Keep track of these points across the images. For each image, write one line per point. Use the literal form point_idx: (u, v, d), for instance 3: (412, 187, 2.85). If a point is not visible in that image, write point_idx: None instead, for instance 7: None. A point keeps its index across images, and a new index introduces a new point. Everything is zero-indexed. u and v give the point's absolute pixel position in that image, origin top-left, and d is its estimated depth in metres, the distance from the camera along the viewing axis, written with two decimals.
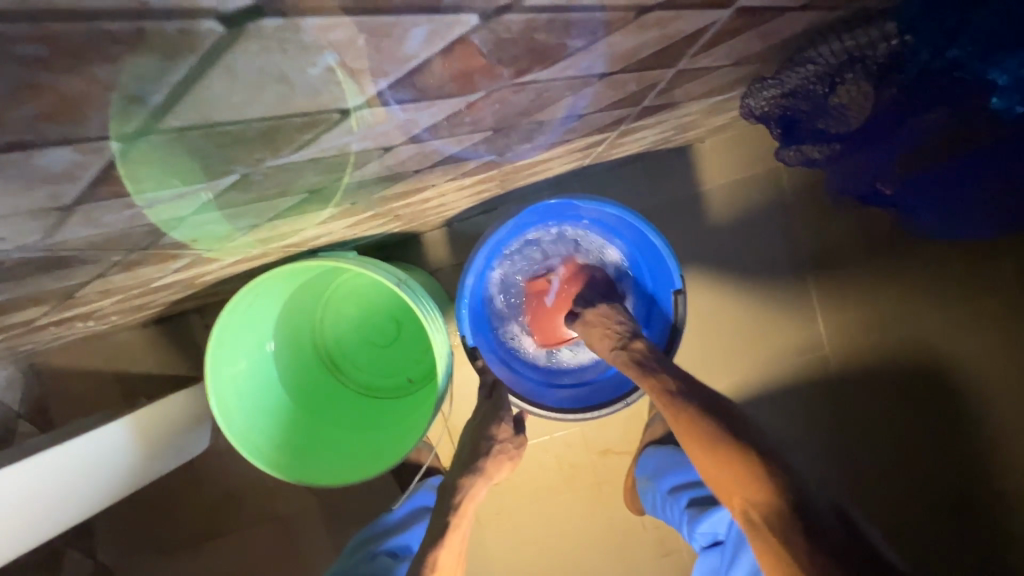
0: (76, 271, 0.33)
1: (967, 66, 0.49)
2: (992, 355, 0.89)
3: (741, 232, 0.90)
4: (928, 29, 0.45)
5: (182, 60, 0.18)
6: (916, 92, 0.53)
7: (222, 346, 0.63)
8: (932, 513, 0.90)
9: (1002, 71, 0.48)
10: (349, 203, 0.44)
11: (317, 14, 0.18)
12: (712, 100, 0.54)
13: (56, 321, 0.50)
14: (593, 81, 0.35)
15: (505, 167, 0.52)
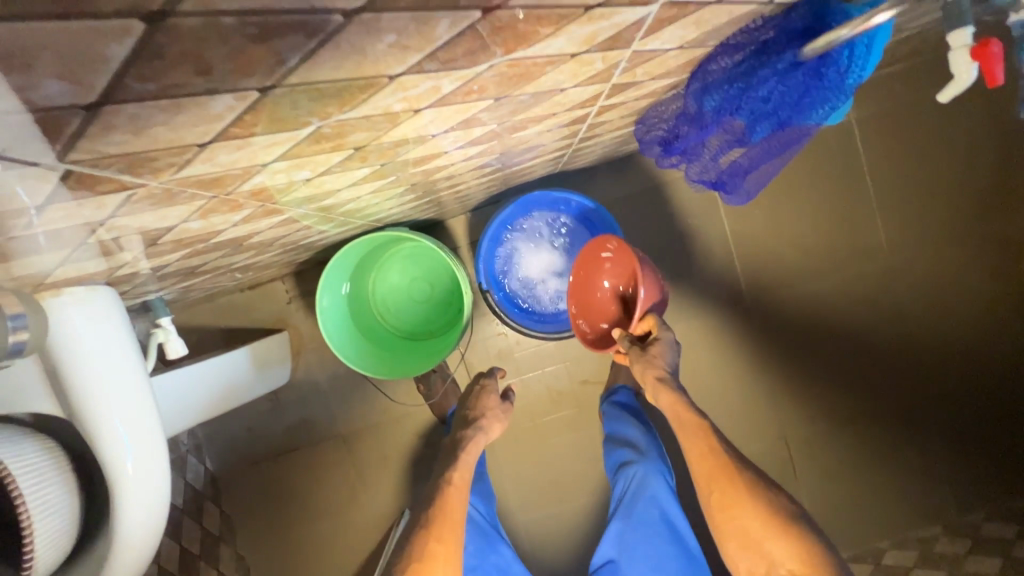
0: (293, 226, 0.65)
1: (746, 108, 0.52)
2: (838, 295, 1.29)
3: (673, 216, 1.27)
4: (707, 95, 0.54)
5: (415, 148, 0.47)
6: (745, 100, 0.51)
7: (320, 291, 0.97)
8: (802, 419, 1.32)
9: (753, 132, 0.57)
10: (421, 194, 0.76)
11: (463, 130, 0.47)
12: None
13: (237, 265, 0.82)
14: (559, 133, 0.66)
15: (507, 173, 0.85)
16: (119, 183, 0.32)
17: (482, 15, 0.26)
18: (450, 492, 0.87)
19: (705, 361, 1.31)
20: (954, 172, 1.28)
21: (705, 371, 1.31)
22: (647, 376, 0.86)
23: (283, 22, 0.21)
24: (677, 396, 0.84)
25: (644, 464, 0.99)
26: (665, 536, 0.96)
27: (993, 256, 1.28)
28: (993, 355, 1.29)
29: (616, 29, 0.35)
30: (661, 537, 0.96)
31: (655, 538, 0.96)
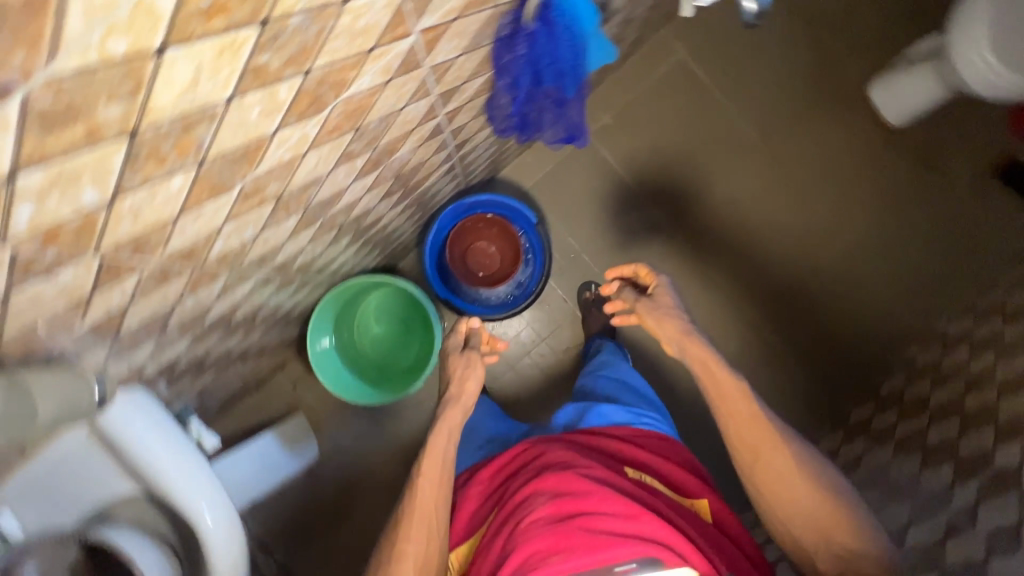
0: (262, 293, 0.82)
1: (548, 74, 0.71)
2: (735, 189, 1.53)
3: (579, 187, 1.49)
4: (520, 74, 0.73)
5: (319, 190, 0.66)
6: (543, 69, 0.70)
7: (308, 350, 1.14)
8: (751, 299, 1.54)
9: (565, 91, 0.76)
10: (355, 237, 0.94)
11: (346, 164, 0.66)
12: None
13: (235, 351, 0.97)
14: (433, 150, 0.86)
15: (419, 199, 1.04)
16: (130, 265, 0.48)
17: (303, 78, 0.44)
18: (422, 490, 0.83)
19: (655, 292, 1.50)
20: (780, 64, 1.52)
21: None
22: (665, 331, 0.96)
23: (194, 119, 0.39)
24: (717, 361, 0.89)
25: (608, 351, 1.22)
26: (625, 384, 1.08)
27: (844, 113, 1.52)
28: (884, 195, 1.52)
29: (401, 57, 0.54)
30: (620, 384, 1.08)
31: (615, 385, 1.08)
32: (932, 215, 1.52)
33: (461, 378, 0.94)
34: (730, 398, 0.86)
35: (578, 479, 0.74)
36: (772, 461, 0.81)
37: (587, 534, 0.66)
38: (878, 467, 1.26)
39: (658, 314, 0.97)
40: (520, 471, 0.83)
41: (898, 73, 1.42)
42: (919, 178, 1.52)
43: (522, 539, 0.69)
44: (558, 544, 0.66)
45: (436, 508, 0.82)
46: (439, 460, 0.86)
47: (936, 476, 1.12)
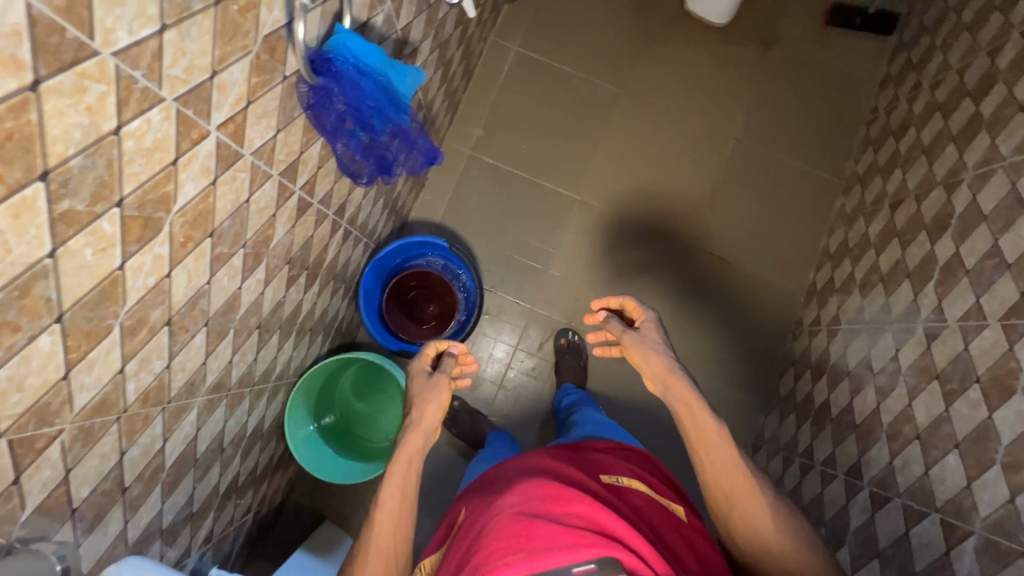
0: (215, 418, 0.84)
1: (367, 114, 0.76)
2: (617, 135, 1.61)
3: (483, 199, 1.56)
4: (345, 122, 0.77)
5: (209, 301, 0.70)
6: (361, 110, 0.75)
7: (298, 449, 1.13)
8: (675, 221, 1.58)
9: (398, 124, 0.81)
10: (284, 331, 0.98)
11: (224, 266, 0.70)
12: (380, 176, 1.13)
13: (223, 485, 0.98)
14: (313, 224, 0.92)
15: (330, 273, 1.09)
16: (44, 436, 0.51)
17: (120, 208, 0.49)
18: (385, 526, 0.83)
19: (593, 258, 1.55)
20: (603, 19, 1.64)
21: (601, 263, 1.55)
22: (652, 369, 0.90)
23: (27, 280, 0.43)
24: (701, 405, 0.85)
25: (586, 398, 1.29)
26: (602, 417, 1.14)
27: (679, 36, 1.64)
28: (746, 83, 1.63)
29: (212, 155, 0.59)
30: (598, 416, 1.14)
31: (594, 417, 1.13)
32: (794, 81, 1.62)
33: (422, 401, 0.93)
34: (709, 442, 0.84)
35: (543, 486, 0.73)
36: (738, 495, 0.82)
37: (547, 532, 0.65)
38: (853, 315, 1.29)
39: (643, 350, 0.92)
40: (491, 485, 0.83)
41: None
42: (766, 58, 1.63)
43: (485, 539, 0.66)
44: (518, 543, 0.64)
45: (392, 544, 0.83)
46: (398, 492, 0.85)
47: (899, 298, 1.16)
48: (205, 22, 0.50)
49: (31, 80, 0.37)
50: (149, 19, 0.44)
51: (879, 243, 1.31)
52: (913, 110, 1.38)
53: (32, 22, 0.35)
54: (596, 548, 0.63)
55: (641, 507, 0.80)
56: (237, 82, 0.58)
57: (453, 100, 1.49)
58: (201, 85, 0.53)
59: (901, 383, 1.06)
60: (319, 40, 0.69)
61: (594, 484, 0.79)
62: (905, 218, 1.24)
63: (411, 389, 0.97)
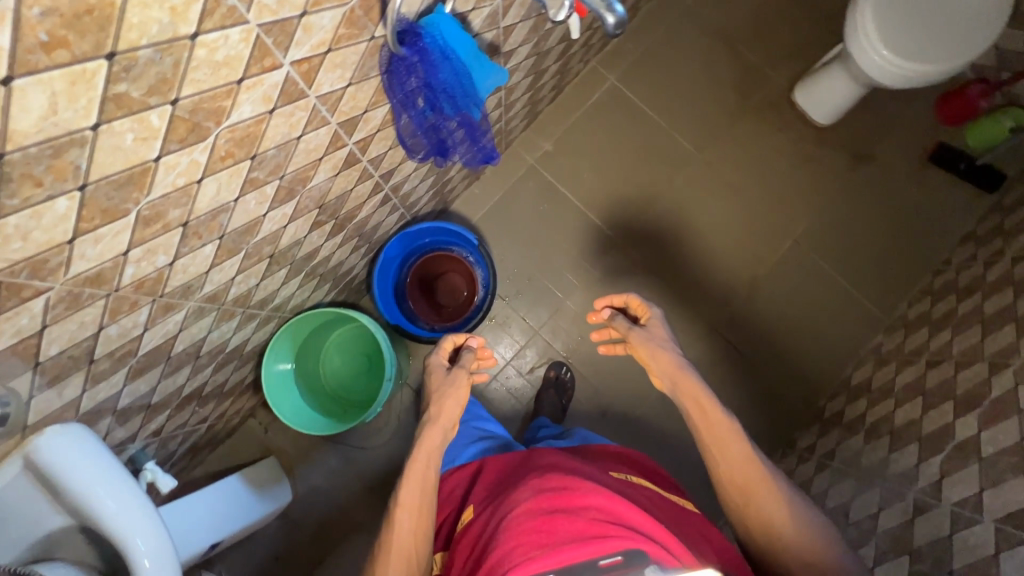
0: (199, 325, 0.86)
1: (442, 94, 0.78)
2: (679, 193, 1.59)
3: (528, 211, 1.56)
4: (417, 95, 0.79)
5: (229, 218, 0.71)
6: (440, 86, 0.77)
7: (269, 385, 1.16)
8: (707, 297, 1.55)
9: (470, 113, 0.84)
10: (294, 269, 1.00)
11: (254, 192, 0.72)
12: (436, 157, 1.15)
13: (187, 389, 1.01)
14: (355, 181, 0.93)
15: (357, 230, 1.11)
16: (33, 288, 0.54)
17: (173, 107, 0.51)
18: (402, 523, 0.82)
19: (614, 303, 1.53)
20: (707, 80, 1.62)
21: None
22: (659, 362, 0.90)
23: (62, 144, 0.45)
24: (706, 396, 0.85)
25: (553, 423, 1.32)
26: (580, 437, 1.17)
27: (774, 121, 1.60)
28: (824, 189, 1.58)
29: (277, 87, 0.61)
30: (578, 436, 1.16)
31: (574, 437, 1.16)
32: (873, 204, 1.57)
33: (441, 396, 0.94)
34: (716, 438, 0.83)
35: (556, 480, 0.75)
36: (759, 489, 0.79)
37: (567, 527, 0.66)
38: (849, 456, 1.23)
39: (649, 344, 0.92)
40: (503, 481, 0.86)
41: (815, 75, 1.53)
42: (853, 172, 1.58)
43: (505, 535, 0.68)
44: (539, 539, 0.66)
45: (414, 543, 0.81)
46: (417, 491, 0.85)
47: (902, 458, 1.10)
48: None
49: None
50: None
51: (901, 395, 1.24)
52: (986, 275, 1.31)
53: None
54: (619, 540, 0.64)
55: (658, 506, 0.81)
56: (325, 27, 0.60)
57: (534, 109, 1.50)
58: (288, 20, 0.55)
59: (872, 544, 1.01)
60: (418, 13, 0.70)
61: (606, 480, 0.81)
62: (937, 379, 1.18)
63: (429, 383, 0.99)
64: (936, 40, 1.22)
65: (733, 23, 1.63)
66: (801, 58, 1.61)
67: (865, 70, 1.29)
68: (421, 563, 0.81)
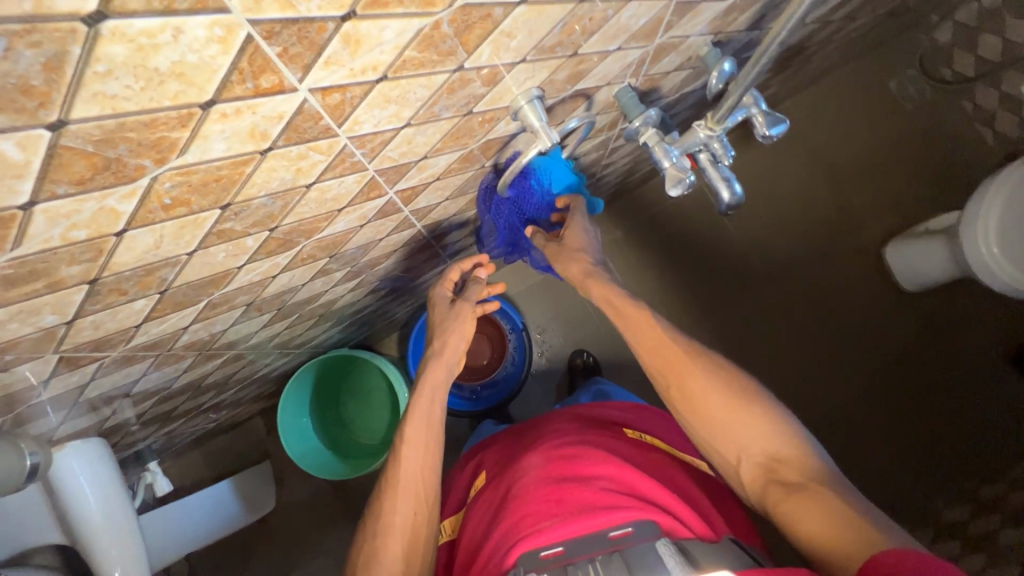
0: (237, 362, 0.87)
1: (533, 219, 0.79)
2: (735, 313, 1.54)
3: None
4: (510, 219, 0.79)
5: (291, 296, 0.71)
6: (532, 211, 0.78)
7: (285, 409, 1.17)
8: None
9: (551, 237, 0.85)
10: (339, 318, 0.99)
11: (324, 275, 0.71)
12: None
13: (206, 402, 1.02)
14: (424, 256, 0.92)
15: (409, 287, 1.10)
16: (90, 357, 0.54)
17: (270, 232, 0.50)
18: (407, 454, 0.79)
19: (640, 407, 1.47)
20: (799, 208, 1.55)
21: None
22: (570, 271, 0.74)
23: (156, 266, 0.44)
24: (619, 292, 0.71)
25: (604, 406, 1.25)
26: None
27: (855, 269, 1.52)
28: (887, 352, 1.49)
29: (375, 209, 0.59)
30: None
31: None
32: (939, 382, 1.46)
33: (444, 331, 0.89)
34: (634, 329, 0.69)
35: (568, 449, 0.74)
36: (686, 374, 0.65)
37: (575, 497, 0.65)
38: None
39: (562, 255, 0.75)
40: (516, 445, 0.87)
41: (915, 237, 1.42)
42: (926, 344, 1.48)
43: (516, 504, 0.68)
44: (549, 507, 0.65)
45: (422, 475, 0.78)
46: (423, 426, 0.81)
47: None
48: (444, 125, 0.50)
49: (265, 147, 0.37)
50: (398, 119, 0.44)
51: None
52: None
53: (299, 111, 0.36)
54: (629, 510, 0.62)
55: (662, 460, 0.78)
56: (439, 165, 0.58)
57: (615, 194, 1.46)
58: (406, 164, 0.53)
59: None
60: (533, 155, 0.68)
61: (619, 445, 0.78)
62: None
63: (432, 317, 0.93)
64: None
65: (842, 158, 1.55)
66: (904, 212, 1.52)
67: (968, 260, 1.21)
68: (430, 501, 0.78)
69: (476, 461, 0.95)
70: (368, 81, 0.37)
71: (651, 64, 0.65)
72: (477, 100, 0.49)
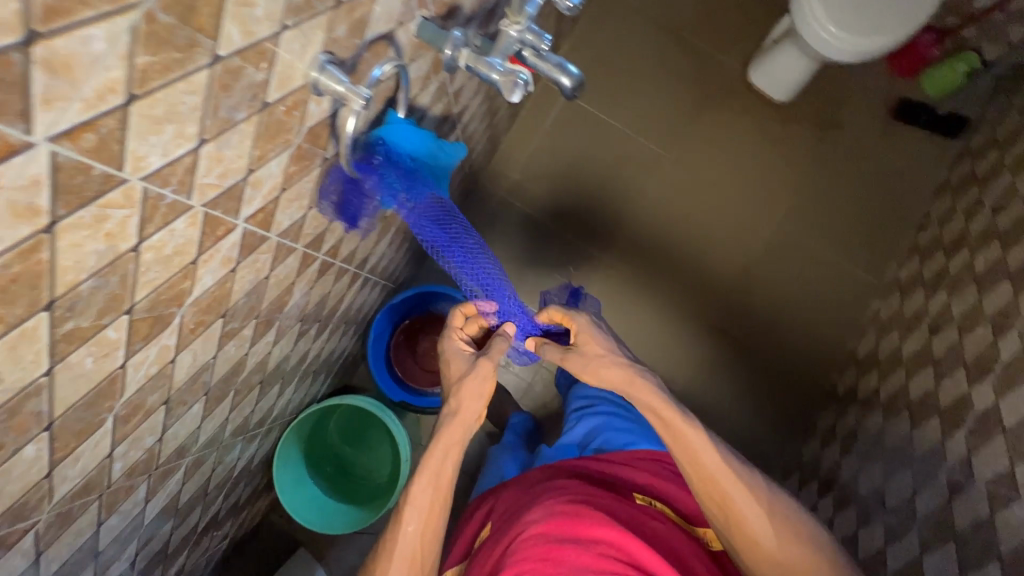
0: (203, 468, 0.82)
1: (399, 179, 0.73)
2: (654, 195, 1.56)
3: (508, 243, 1.51)
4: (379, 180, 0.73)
5: (211, 375, 0.67)
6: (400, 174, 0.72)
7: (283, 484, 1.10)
8: (705, 301, 1.53)
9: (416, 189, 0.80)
10: (285, 378, 0.94)
11: (231, 338, 0.67)
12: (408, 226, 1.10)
13: (201, 523, 0.96)
14: (334, 279, 0.89)
15: (342, 316, 1.05)
16: (17, 532, 0.49)
17: (130, 313, 0.46)
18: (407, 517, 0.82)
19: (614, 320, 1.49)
20: (662, 76, 1.58)
21: (619, 325, 1.50)
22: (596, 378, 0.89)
23: (17, 402, 0.40)
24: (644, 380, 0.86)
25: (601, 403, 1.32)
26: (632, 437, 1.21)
27: (734, 105, 1.58)
28: (793, 165, 1.57)
29: (236, 246, 0.56)
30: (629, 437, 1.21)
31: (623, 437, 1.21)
32: (845, 170, 1.56)
33: (461, 387, 0.88)
34: (677, 438, 0.82)
35: (572, 509, 0.84)
36: (739, 494, 0.77)
37: (571, 559, 0.76)
38: (872, 435, 1.24)
39: (590, 367, 0.89)
40: (520, 501, 0.96)
41: (767, 52, 1.51)
42: (821, 141, 1.57)
43: (513, 559, 0.78)
44: (544, 565, 0.75)
45: (422, 542, 0.82)
46: (432, 492, 0.84)
47: (926, 433, 1.10)
48: (247, 128, 0.47)
49: (47, 223, 0.34)
50: (185, 138, 0.41)
51: (911, 365, 1.25)
52: (969, 229, 1.33)
53: (56, 169, 0.33)
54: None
55: (662, 527, 0.89)
56: (274, 174, 0.55)
57: (494, 141, 1.45)
58: (234, 185, 0.50)
59: (914, 530, 1.01)
60: (369, 126, 0.67)
61: (623, 511, 0.89)
62: (943, 347, 1.19)
63: (450, 374, 0.93)
64: (877, 18, 1.22)
65: (675, 14, 1.60)
66: (749, 39, 1.59)
67: (816, 49, 1.27)
68: (425, 563, 0.83)
69: (478, 512, 1.05)
70: (115, 107, 0.34)
71: None
72: (263, 87, 0.46)
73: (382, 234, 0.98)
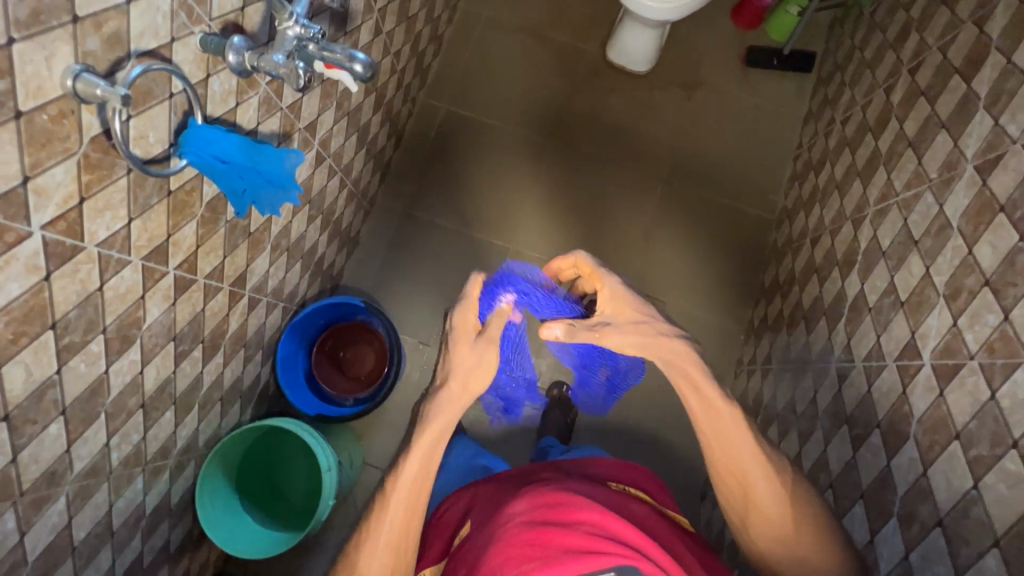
0: (93, 500, 0.83)
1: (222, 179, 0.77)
2: (544, 180, 1.63)
3: (416, 252, 1.57)
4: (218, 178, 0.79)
5: (62, 392, 0.70)
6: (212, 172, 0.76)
7: (205, 503, 1.10)
8: (612, 268, 1.57)
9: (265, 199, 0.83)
10: (177, 405, 0.97)
11: (75, 354, 0.70)
12: (288, 244, 1.15)
13: (119, 568, 0.96)
14: (203, 297, 0.93)
15: (236, 339, 1.09)
16: None
17: None
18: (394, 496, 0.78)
19: None
20: (531, 72, 1.69)
21: None
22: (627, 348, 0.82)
23: None
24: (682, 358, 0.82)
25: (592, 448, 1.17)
26: None
27: (602, 85, 1.68)
28: (667, 126, 1.66)
29: (40, 254, 0.60)
30: None
31: None
32: (717, 122, 1.66)
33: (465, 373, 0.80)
34: (712, 425, 0.79)
35: (553, 492, 0.71)
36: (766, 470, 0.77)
37: (559, 541, 0.62)
38: (781, 353, 1.27)
39: (626, 336, 0.81)
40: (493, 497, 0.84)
41: (618, 32, 1.63)
42: (687, 101, 1.67)
43: (494, 548, 0.65)
44: (532, 552, 0.61)
45: (406, 519, 0.77)
46: (418, 475, 0.79)
47: (818, 335, 1.14)
48: (4, 135, 0.53)
49: None
50: None
51: (802, 279, 1.29)
52: (829, 145, 1.41)
53: None
54: (614, 555, 0.60)
55: (643, 513, 0.79)
56: (62, 182, 0.60)
57: (382, 159, 1.53)
58: (10, 191, 0.55)
59: (818, 426, 1.03)
60: (172, 135, 0.73)
61: (603, 495, 0.78)
62: (822, 253, 1.25)
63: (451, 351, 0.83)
64: None
65: (529, 17, 1.73)
66: (602, 27, 1.73)
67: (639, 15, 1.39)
68: (407, 551, 0.78)
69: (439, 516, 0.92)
70: None
71: (203, 5, 0.70)
72: (10, 95, 0.52)
73: (253, 253, 1.03)
